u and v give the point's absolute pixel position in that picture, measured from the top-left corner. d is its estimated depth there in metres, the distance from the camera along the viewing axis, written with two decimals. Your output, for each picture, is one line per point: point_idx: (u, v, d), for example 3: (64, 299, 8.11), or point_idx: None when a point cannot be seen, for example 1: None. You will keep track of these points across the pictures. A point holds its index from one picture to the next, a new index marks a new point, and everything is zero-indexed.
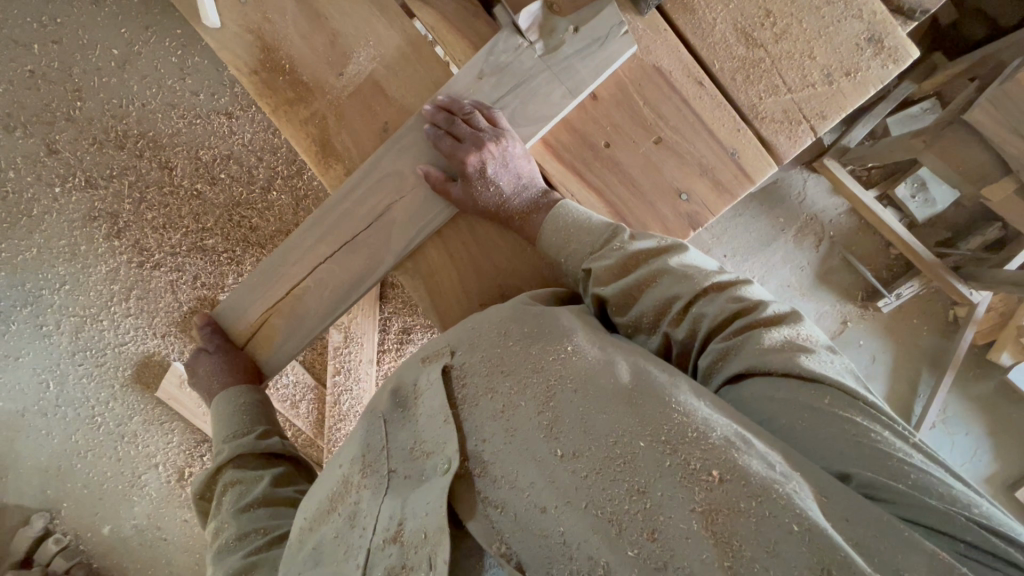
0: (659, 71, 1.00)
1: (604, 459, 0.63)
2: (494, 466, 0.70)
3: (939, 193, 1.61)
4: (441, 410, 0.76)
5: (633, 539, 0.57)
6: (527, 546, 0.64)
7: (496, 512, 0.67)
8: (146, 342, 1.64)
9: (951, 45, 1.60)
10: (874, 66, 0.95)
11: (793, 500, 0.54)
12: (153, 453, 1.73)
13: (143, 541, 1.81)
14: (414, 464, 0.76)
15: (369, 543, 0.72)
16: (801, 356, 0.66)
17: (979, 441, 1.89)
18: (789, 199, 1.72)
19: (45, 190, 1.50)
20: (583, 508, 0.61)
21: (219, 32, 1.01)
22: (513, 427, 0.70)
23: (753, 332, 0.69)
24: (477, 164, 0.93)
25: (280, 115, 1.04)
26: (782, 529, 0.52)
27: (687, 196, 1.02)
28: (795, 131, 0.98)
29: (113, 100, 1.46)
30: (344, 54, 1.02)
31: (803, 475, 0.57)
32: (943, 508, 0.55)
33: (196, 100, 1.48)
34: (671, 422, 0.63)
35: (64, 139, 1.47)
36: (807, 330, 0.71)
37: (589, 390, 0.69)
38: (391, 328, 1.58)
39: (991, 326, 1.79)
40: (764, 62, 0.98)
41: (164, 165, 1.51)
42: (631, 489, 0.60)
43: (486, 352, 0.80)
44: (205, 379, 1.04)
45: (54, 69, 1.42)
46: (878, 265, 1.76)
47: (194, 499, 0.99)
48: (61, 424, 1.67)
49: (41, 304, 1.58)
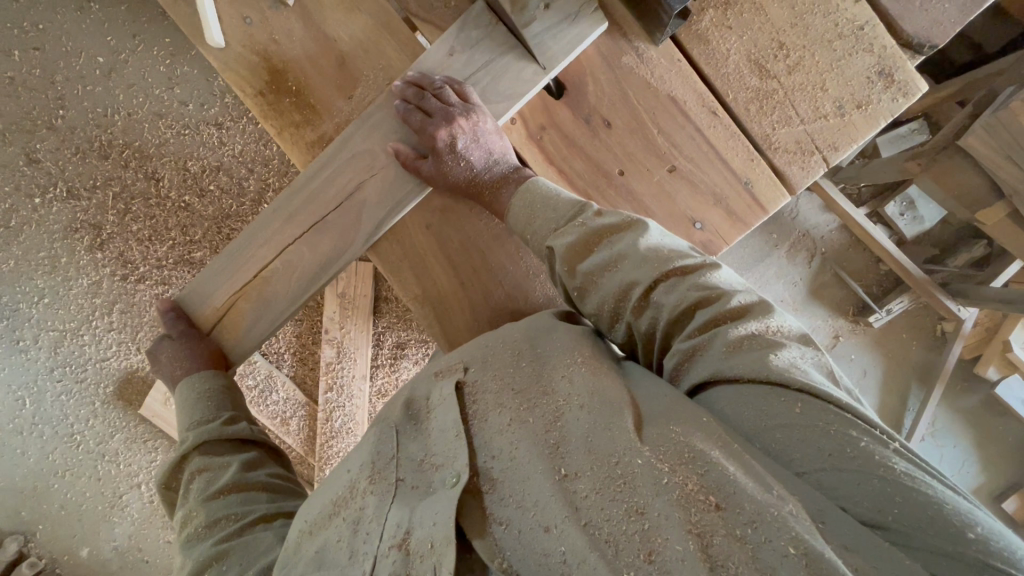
0: (673, 100, 1.01)
1: (605, 479, 0.62)
2: (503, 483, 0.68)
3: (926, 210, 1.68)
4: (453, 426, 0.75)
5: (630, 561, 0.56)
6: (528, 567, 0.61)
7: (500, 529, 0.66)
8: (129, 357, 1.59)
9: (939, 69, 1.66)
10: (885, 99, 0.97)
11: (788, 521, 0.54)
12: (135, 472, 1.66)
13: (124, 563, 1.74)
14: (423, 475, 0.75)
15: (376, 550, 0.69)
16: (770, 354, 0.65)
17: (966, 453, 1.93)
18: (784, 216, 1.74)
19: (24, 200, 1.45)
20: (583, 526, 0.60)
21: (222, 51, 0.99)
22: (518, 444, 0.70)
23: (717, 330, 0.68)
24: (448, 139, 0.92)
25: (285, 137, 1.02)
26: (778, 552, 0.52)
27: (701, 225, 1.03)
28: (808, 162, 1.00)
29: (97, 109, 1.42)
30: (352, 76, 1.01)
31: (797, 497, 0.57)
32: (945, 539, 0.53)
33: (186, 110, 1.45)
34: (668, 443, 0.63)
35: (45, 148, 1.42)
36: (779, 320, 0.69)
37: (593, 408, 0.69)
38: (385, 344, 1.54)
39: (978, 340, 1.83)
40: (777, 93, 0.99)
41: (150, 176, 1.48)
42: (629, 509, 0.59)
43: (498, 370, 0.80)
44: (168, 365, 1.00)
45: (35, 76, 1.38)
46: (869, 281, 1.79)
47: (159, 490, 0.95)
48: (38, 443, 1.60)
49: (18, 319, 1.52)
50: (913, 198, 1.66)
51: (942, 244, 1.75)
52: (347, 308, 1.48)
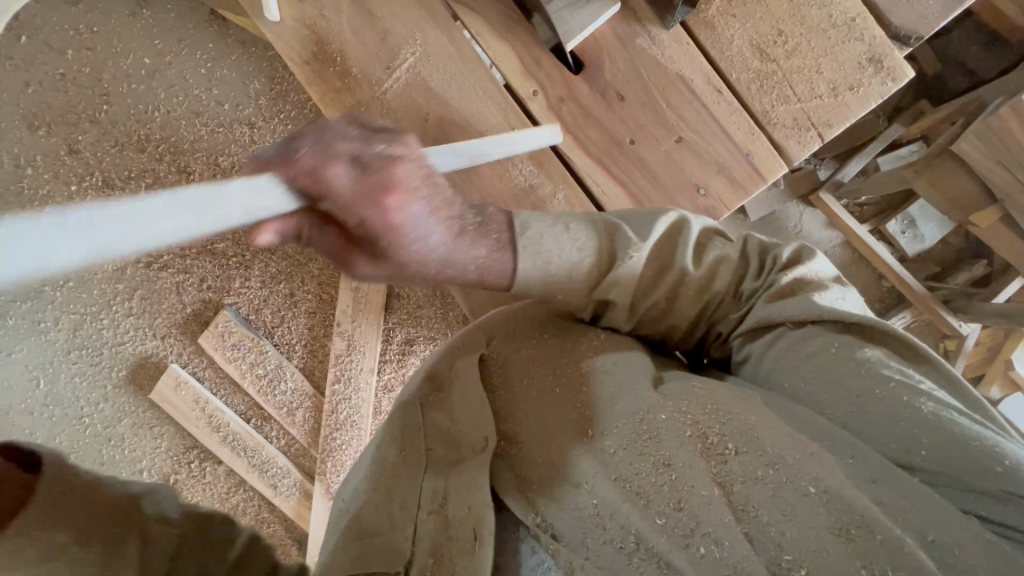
0: (682, 79, 1.07)
1: (631, 436, 0.74)
2: (529, 446, 0.79)
3: (929, 231, 1.70)
4: (479, 394, 0.84)
5: (661, 510, 0.69)
6: (564, 521, 0.73)
7: (530, 486, 0.77)
8: (144, 342, 1.62)
9: (936, 94, 1.71)
10: (875, 83, 1.04)
11: (808, 471, 0.67)
12: (138, 457, 1.67)
13: None
14: (450, 439, 0.81)
15: (415, 516, 0.76)
16: (815, 295, 0.78)
17: None
18: (787, 231, 1.78)
19: (61, 187, 1.53)
20: (614, 480, 0.72)
21: (276, 25, 1.06)
22: (546, 411, 0.80)
23: (778, 284, 0.81)
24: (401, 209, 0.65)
25: (327, 102, 1.08)
26: (799, 493, 0.66)
27: (704, 190, 1.09)
28: (804, 136, 1.07)
29: (139, 105, 1.51)
30: (393, 49, 1.08)
31: (820, 445, 0.70)
32: (966, 455, 0.64)
33: (221, 110, 1.54)
34: (688, 401, 0.75)
35: (87, 140, 1.51)
36: (818, 268, 0.84)
37: (619, 375, 0.80)
38: (394, 339, 1.58)
39: (979, 361, 1.84)
40: (777, 74, 1.05)
41: (182, 169, 1.56)
42: (657, 462, 0.71)
43: (521, 343, 0.88)
44: None
45: (84, 74, 1.48)
46: (872, 297, 1.81)
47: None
48: (47, 424, 1.61)
49: (42, 300, 1.55)
50: (914, 217, 1.68)
51: (944, 262, 1.78)
52: (359, 304, 1.55)
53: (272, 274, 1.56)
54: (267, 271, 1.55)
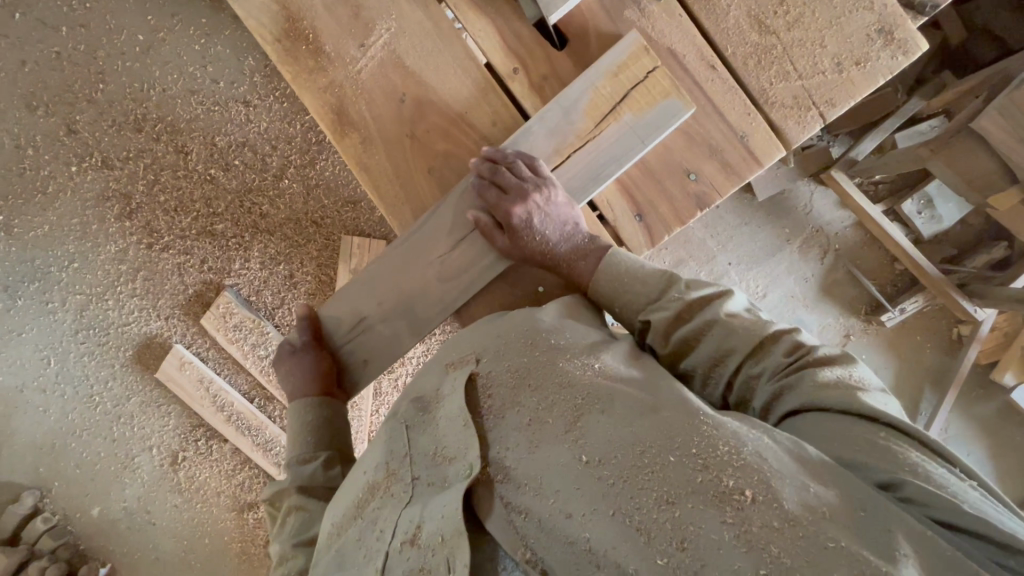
0: (673, 54, 1.01)
1: (631, 467, 0.61)
2: (518, 471, 0.68)
3: (945, 210, 1.64)
4: (461, 415, 0.76)
5: (663, 548, 0.56)
6: (553, 553, 0.62)
7: (520, 517, 0.66)
8: (149, 323, 1.64)
9: (963, 65, 1.61)
10: (885, 56, 0.97)
11: (829, 522, 0.52)
12: (148, 435, 1.69)
13: (132, 524, 1.74)
14: (437, 471, 0.76)
15: (387, 546, 0.72)
16: (860, 394, 0.65)
17: (981, 462, 1.87)
18: (796, 211, 1.72)
19: (61, 168, 1.52)
20: (611, 515, 0.59)
21: (246, 0, 1.05)
22: (539, 436, 0.69)
23: (806, 371, 0.69)
24: (522, 215, 0.93)
25: (299, 82, 1.06)
26: (819, 547, 0.51)
27: (695, 176, 1.04)
28: (803, 117, 1.00)
29: (134, 84, 1.49)
30: (366, 27, 1.05)
31: (840, 491, 0.55)
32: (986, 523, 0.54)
33: (217, 87, 1.51)
34: (699, 436, 0.61)
35: (84, 119, 1.50)
36: (861, 372, 0.70)
37: (615, 409, 0.66)
38: None
39: (995, 346, 1.78)
40: (776, 49, 1.00)
41: (180, 149, 1.54)
42: (660, 498, 0.58)
43: (514, 361, 0.79)
44: (289, 378, 1.03)
45: (80, 52, 1.46)
46: (883, 280, 1.76)
47: (265, 504, 0.99)
48: (59, 402, 1.65)
49: (49, 281, 1.58)
50: (931, 196, 1.62)
51: (962, 244, 1.72)
52: None
53: (271, 255, 1.62)
54: (266, 254, 1.62)
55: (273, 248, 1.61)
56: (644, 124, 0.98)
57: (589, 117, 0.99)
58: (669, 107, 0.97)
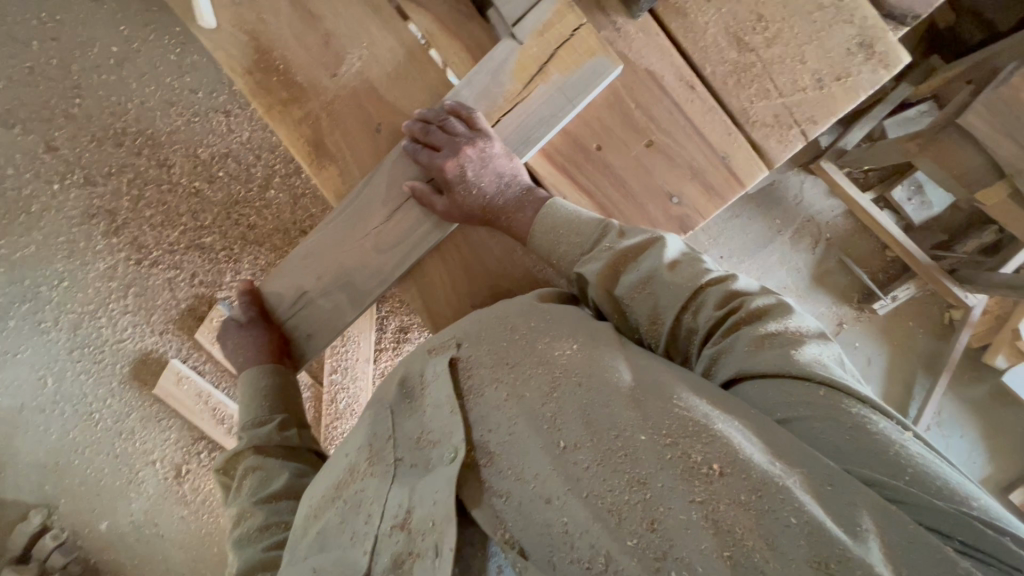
0: (652, 74, 1.00)
1: (606, 450, 0.62)
2: (501, 457, 0.69)
3: (935, 196, 1.64)
4: (448, 401, 0.76)
5: (632, 529, 0.56)
6: (530, 536, 0.63)
7: (501, 501, 0.67)
8: (144, 339, 1.63)
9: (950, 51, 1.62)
10: (865, 70, 0.96)
11: (791, 494, 0.52)
12: (151, 449, 1.70)
13: (141, 537, 1.75)
14: (421, 452, 0.77)
15: (376, 530, 0.73)
16: (795, 350, 0.64)
17: (973, 443, 1.89)
18: (787, 201, 1.72)
19: (43, 187, 1.50)
20: (584, 498, 0.60)
21: (214, 32, 1.02)
22: (517, 416, 0.70)
23: (739, 332, 0.67)
24: (457, 170, 0.93)
25: (274, 114, 1.04)
26: (780, 522, 0.51)
27: (678, 199, 1.02)
28: (785, 134, 0.99)
29: (111, 98, 1.46)
30: (337, 54, 1.03)
31: (804, 468, 0.55)
32: (947, 505, 0.53)
33: (196, 98, 1.49)
34: (671, 416, 0.61)
35: (63, 137, 1.47)
36: (798, 319, 0.68)
37: (590, 386, 0.67)
38: (388, 328, 1.63)
39: (987, 329, 1.81)
40: (755, 66, 0.98)
41: (162, 163, 1.51)
42: (630, 480, 0.59)
43: (493, 344, 0.79)
44: (233, 351, 1.04)
45: (53, 67, 1.43)
46: (875, 267, 1.77)
47: (217, 473, 0.99)
48: (60, 421, 1.65)
49: (40, 301, 1.57)
50: (921, 182, 1.63)
51: (953, 229, 1.72)
52: None
53: (261, 267, 1.61)
54: (256, 266, 1.61)
55: (263, 261, 1.60)
56: (572, 84, 0.97)
57: (517, 79, 0.98)
58: (597, 67, 0.96)
